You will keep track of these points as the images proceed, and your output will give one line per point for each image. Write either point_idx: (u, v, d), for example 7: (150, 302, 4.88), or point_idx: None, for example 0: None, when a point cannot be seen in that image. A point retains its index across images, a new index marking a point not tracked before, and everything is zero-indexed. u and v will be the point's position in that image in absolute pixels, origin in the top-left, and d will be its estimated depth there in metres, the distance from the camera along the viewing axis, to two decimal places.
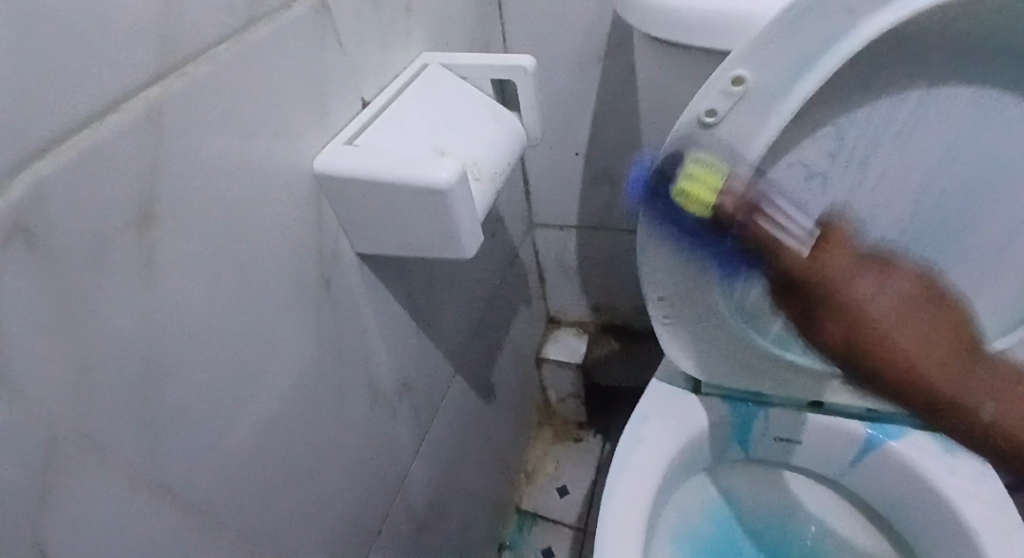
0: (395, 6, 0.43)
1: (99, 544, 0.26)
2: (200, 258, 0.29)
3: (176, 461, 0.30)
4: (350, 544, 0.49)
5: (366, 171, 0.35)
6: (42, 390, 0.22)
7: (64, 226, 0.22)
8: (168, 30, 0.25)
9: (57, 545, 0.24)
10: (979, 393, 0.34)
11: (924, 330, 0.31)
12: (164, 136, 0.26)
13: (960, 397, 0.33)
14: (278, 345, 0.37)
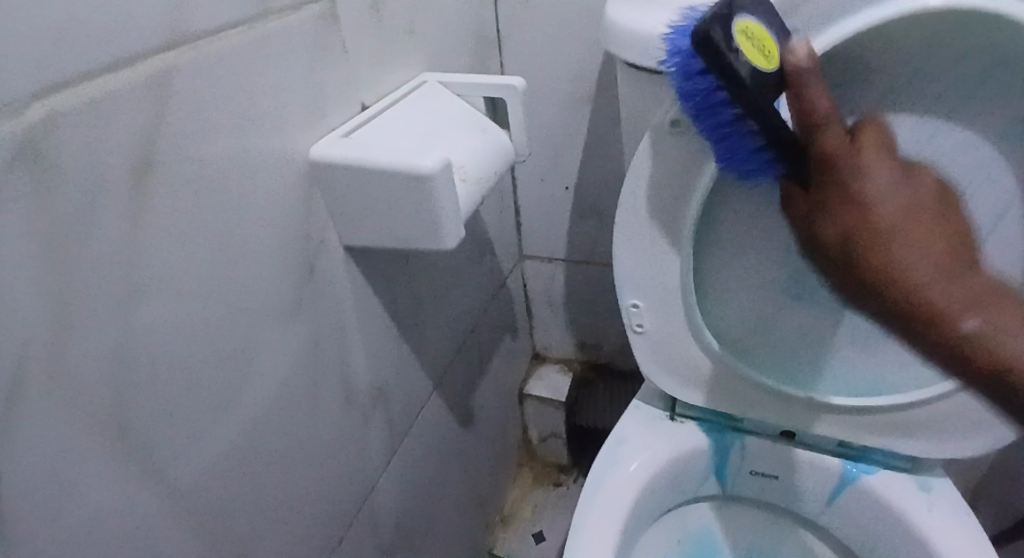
0: (399, 26, 0.46)
1: (56, 484, 0.26)
2: (190, 217, 0.31)
3: (146, 417, 0.30)
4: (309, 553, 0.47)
5: (354, 158, 0.37)
6: (25, 308, 0.23)
7: (68, 159, 0.24)
8: (186, 6, 0.29)
9: (14, 474, 0.23)
10: (968, 305, 0.29)
11: (926, 230, 0.29)
12: (169, 98, 0.28)
13: (955, 297, 0.29)
14: (258, 319, 0.37)
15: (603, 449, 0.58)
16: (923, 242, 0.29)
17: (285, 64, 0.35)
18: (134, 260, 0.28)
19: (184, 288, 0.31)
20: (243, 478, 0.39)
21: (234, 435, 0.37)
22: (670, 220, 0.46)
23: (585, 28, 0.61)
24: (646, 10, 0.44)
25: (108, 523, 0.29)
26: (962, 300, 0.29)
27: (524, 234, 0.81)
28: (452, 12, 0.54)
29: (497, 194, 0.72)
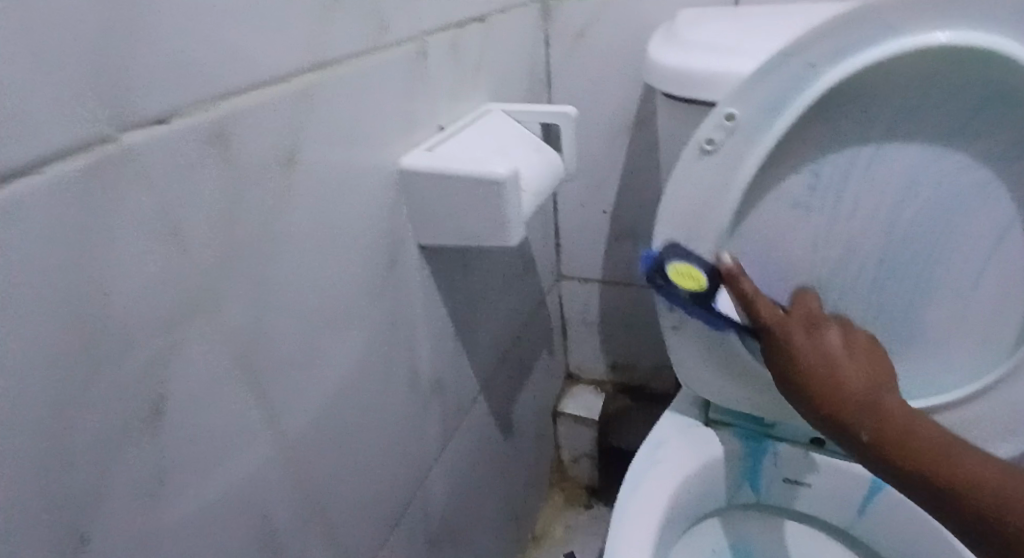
0: (474, 63, 0.55)
1: (196, 400, 0.31)
2: (314, 203, 0.37)
3: (266, 362, 0.36)
4: (373, 527, 0.51)
5: (436, 166, 0.44)
6: (199, 252, 0.30)
7: (241, 144, 0.31)
8: (330, 38, 0.37)
9: (170, 381, 0.30)
10: (866, 421, 0.43)
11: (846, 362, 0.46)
12: (310, 106, 0.36)
13: (856, 410, 0.44)
14: (351, 298, 0.43)
15: (642, 450, 0.61)
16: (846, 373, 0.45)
17: (389, 88, 0.43)
18: (274, 230, 0.35)
19: (303, 260, 0.37)
20: (328, 443, 0.43)
21: (327, 398, 0.42)
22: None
23: (628, 70, 0.68)
24: (686, 51, 0.51)
25: (227, 448, 0.34)
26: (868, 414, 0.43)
27: (563, 256, 0.87)
28: (513, 54, 0.62)
29: (542, 216, 0.79)
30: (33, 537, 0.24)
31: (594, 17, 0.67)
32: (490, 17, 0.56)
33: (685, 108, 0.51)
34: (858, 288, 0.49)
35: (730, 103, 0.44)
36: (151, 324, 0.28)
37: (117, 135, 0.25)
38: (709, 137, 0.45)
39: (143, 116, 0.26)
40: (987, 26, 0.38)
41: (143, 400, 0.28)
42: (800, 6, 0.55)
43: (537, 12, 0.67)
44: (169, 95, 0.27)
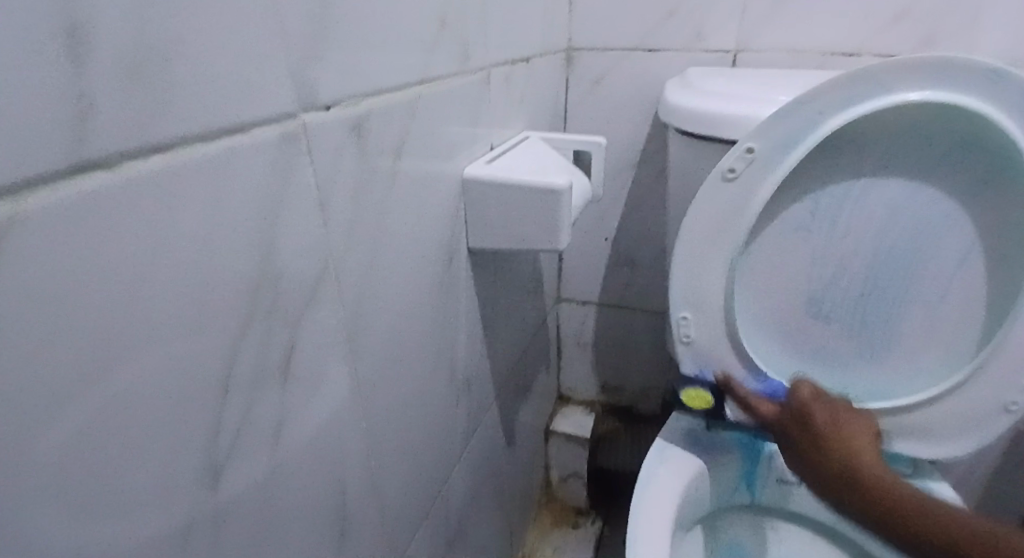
0: (517, 95, 0.62)
1: (315, 353, 0.35)
2: (407, 195, 0.43)
3: (362, 331, 0.40)
4: (408, 514, 0.52)
5: (498, 176, 0.51)
6: (334, 221, 0.34)
7: (370, 136, 0.37)
8: (429, 58, 0.43)
9: (301, 329, 0.33)
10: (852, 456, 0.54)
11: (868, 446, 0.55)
12: (413, 113, 0.42)
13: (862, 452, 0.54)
14: (419, 289, 0.47)
15: (651, 453, 0.66)
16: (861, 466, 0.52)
17: (461, 106, 0.49)
18: (378, 215, 0.39)
19: (392, 246, 0.42)
20: (388, 420, 0.46)
21: (395, 376, 0.46)
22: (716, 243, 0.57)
23: (639, 114, 0.77)
24: (702, 98, 0.59)
25: (325, 403, 0.37)
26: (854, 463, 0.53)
27: (564, 279, 0.94)
28: (543, 91, 0.70)
29: None
30: (190, 451, 0.27)
31: (611, 67, 0.75)
32: (531, 58, 0.64)
33: (700, 144, 0.60)
34: (845, 301, 0.58)
35: (751, 138, 0.52)
36: (299, 276, 0.32)
37: (297, 116, 0.30)
38: (731, 166, 0.53)
39: (314, 103, 0.31)
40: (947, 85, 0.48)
41: (282, 341, 0.32)
42: (790, 71, 0.66)
43: (562, 58, 0.75)
44: (331, 91, 0.33)
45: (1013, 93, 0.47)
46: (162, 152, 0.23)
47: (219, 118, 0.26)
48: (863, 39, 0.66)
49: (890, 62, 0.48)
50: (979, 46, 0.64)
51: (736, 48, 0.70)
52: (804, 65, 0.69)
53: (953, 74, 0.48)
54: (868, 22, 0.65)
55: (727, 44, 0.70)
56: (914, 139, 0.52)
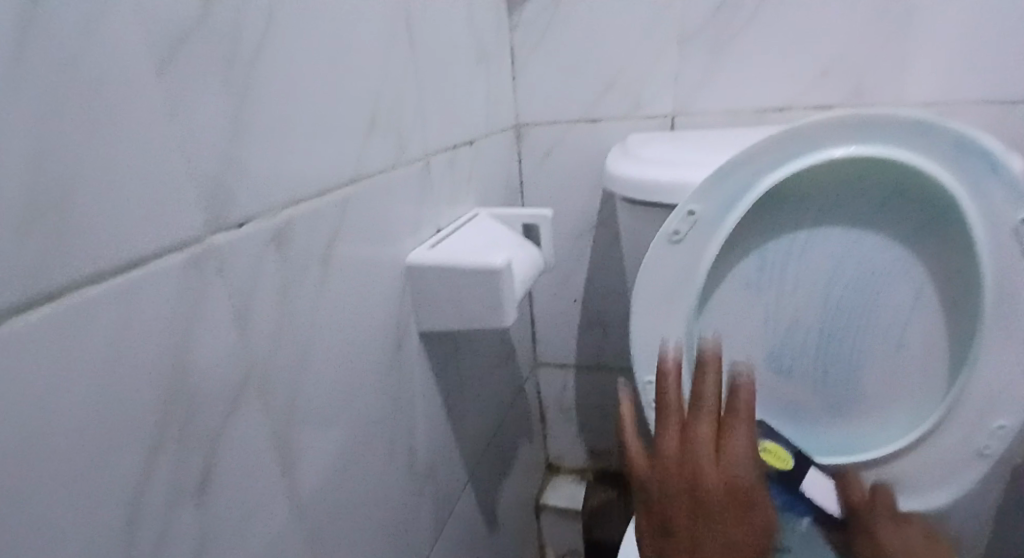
0: (463, 175, 0.63)
1: (238, 471, 0.34)
2: (342, 292, 0.43)
3: (296, 434, 0.39)
4: None
5: (442, 260, 0.51)
6: (255, 332, 0.34)
7: (295, 242, 0.37)
8: (361, 157, 0.44)
9: (221, 448, 0.32)
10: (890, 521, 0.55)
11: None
12: (345, 213, 0.43)
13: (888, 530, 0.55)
14: (364, 383, 0.46)
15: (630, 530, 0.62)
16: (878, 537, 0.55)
17: (401, 195, 0.50)
18: (310, 315, 0.39)
19: (329, 343, 0.41)
20: (335, 528, 0.44)
21: (340, 480, 0.44)
22: (667, 297, 0.56)
23: (590, 180, 0.79)
24: (642, 165, 0.61)
25: (253, 519, 0.35)
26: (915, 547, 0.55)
27: (539, 344, 0.93)
28: (492, 169, 0.72)
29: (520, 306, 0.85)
30: None
31: (559, 138, 0.78)
32: (476, 139, 0.66)
33: (644, 210, 0.61)
34: (806, 355, 0.56)
35: (691, 201, 0.52)
36: (215, 393, 0.32)
37: (205, 235, 0.30)
38: (676, 228, 0.53)
39: (229, 220, 0.32)
40: (879, 133, 0.48)
41: (200, 461, 0.31)
42: (725, 131, 0.68)
43: (511, 133, 0.78)
44: (248, 205, 0.33)
45: (941, 142, 0.47)
46: (64, 294, 0.23)
47: (121, 248, 0.26)
48: (790, 96, 0.69)
49: (819, 121, 0.48)
50: (903, 93, 0.66)
51: (674, 112, 0.72)
52: (739, 126, 0.71)
53: (879, 126, 0.48)
54: (794, 80, 0.68)
55: (665, 110, 0.73)
56: (857, 184, 0.51)
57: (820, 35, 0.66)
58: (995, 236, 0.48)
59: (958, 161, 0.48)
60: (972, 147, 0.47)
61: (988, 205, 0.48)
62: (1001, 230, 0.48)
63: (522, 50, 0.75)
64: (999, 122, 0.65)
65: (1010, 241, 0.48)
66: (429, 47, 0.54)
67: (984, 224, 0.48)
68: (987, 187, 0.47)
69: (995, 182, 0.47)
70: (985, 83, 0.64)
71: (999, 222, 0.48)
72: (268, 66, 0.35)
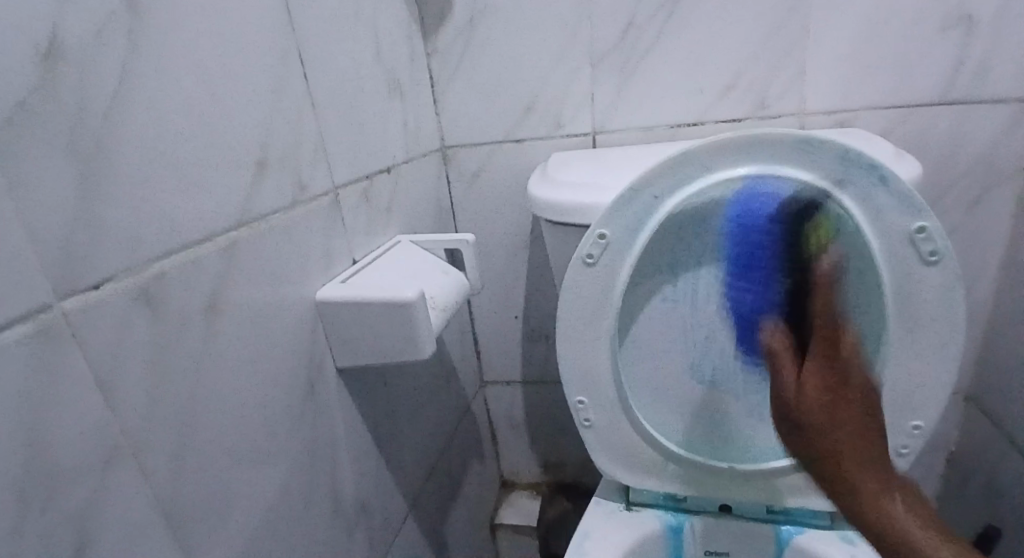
0: (382, 204, 0.62)
1: (118, 545, 0.32)
2: (237, 339, 0.41)
3: (191, 494, 0.37)
4: None
5: (351, 295, 0.50)
6: (128, 396, 0.33)
7: (173, 297, 0.36)
8: (251, 199, 0.43)
9: (95, 522, 0.30)
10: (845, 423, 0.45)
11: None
12: (235, 259, 0.41)
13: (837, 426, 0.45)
14: (273, 430, 0.45)
15: (571, 546, 0.62)
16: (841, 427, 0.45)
17: (306, 233, 0.49)
18: (198, 368, 0.38)
19: (226, 394, 0.40)
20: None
21: (250, 533, 0.42)
22: (589, 317, 0.58)
23: (519, 199, 0.79)
24: (559, 187, 0.62)
25: None
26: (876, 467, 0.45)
27: (483, 363, 0.92)
28: (417, 193, 0.71)
29: (459, 327, 0.84)
30: None
31: (486, 160, 0.78)
32: (394, 166, 0.65)
33: (564, 231, 0.62)
34: (725, 365, 0.59)
35: (600, 225, 0.55)
36: (84, 467, 0.30)
37: (58, 304, 0.29)
38: (589, 252, 0.56)
39: (82, 284, 0.30)
40: (771, 152, 0.51)
41: (69, 542, 0.29)
42: (643, 146, 0.69)
43: (437, 157, 0.77)
44: (108, 264, 0.32)
45: (830, 158, 0.50)
46: None
47: None
48: (704, 108, 0.71)
49: (714, 145, 0.51)
50: (810, 102, 0.69)
51: (594, 130, 0.74)
52: (657, 139, 0.73)
53: (776, 146, 0.50)
54: (704, 95, 0.70)
55: (585, 128, 0.74)
56: None
57: (727, 52, 0.68)
58: (889, 246, 0.51)
59: (850, 177, 0.50)
60: (858, 160, 0.49)
61: (881, 217, 0.50)
62: (894, 240, 0.51)
63: (441, 74, 0.75)
64: (900, 127, 0.68)
65: (905, 250, 0.51)
66: (330, 84, 0.53)
67: (879, 235, 0.51)
68: (879, 199, 0.50)
69: (884, 194, 0.50)
70: (883, 89, 0.67)
71: (892, 232, 0.51)
72: (131, 116, 0.33)
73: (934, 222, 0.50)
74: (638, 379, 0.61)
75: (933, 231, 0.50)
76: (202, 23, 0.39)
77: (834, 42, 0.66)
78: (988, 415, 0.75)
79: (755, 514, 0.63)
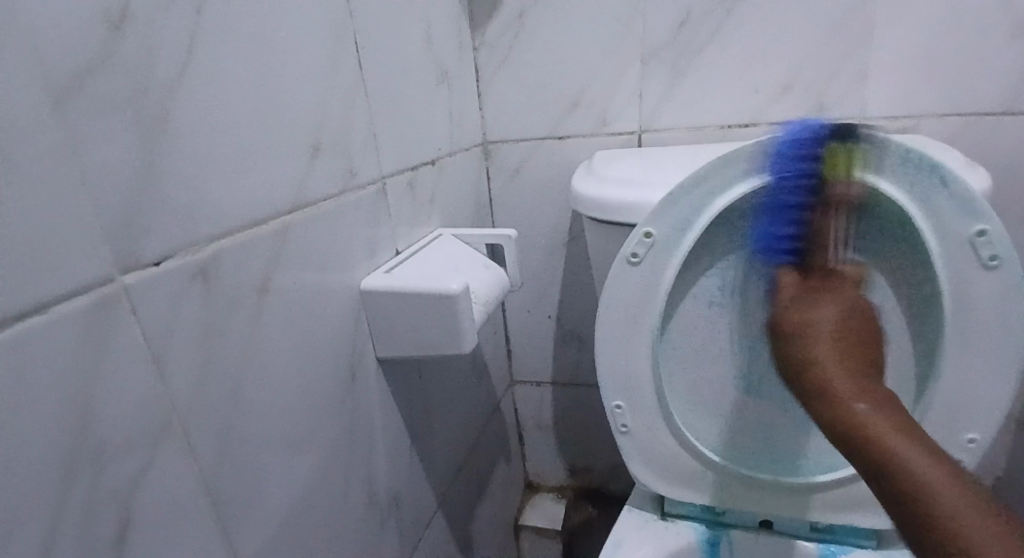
0: (425, 196, 0.62)
1: (162, 523, 0.32)
2: (284, 323, 0.41)
3: (232, 477, 0.37)
4: None
5: (395, 286, 0.50)
6: (177, 374, 0.32)
7: (225, 277, 0.36)
8: (303, 183, 0.43)
9: (140, 501, 0.30)
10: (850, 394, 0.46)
11: (966, 504, 0.38)
12: (286, 243, 0.41)
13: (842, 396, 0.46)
14: (313, 417, 0.44)
15: (603, 554, 0.61)
16: (821, 359, 0.49)
17: (353, 221, 0.49)
18: (246, 350, 0.37)
19: (270, 377, 0.40)
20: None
21: (287, 520, 0.42)
22: (631, 318, 0.57)
23: (559, 197, 0.78)
24: (605, 184, 0.60)
25: None
26: (865, 398, 0.46)
27: (515, 362, 0.91)
28: (459, 186, 0.70)
29: (493, 324, 0.83)
30: None
31: (528, 156, 0.77)
32: (438, 159, 0.64)
33: (610, 229, 0.60)
34: (769, 371, 0.57)
35: (646, 223, 0.53)
36: (132, 442, 0.29)
37: (117, 278, 0.29)
38: (633, 250, 0.54)
39: (140, 260, 0.30)
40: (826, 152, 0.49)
41: (115, 518, 0.29)
42: (691, 147, 0.68)
43: (479, 151, 0.77)
44: (165, 241, 0.31)
45: (889, 158, 0.48)
46: None
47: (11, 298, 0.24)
48: (755, 110, 0.69)
49: (768, 142, 0.49)
50: (868, 106, 0.66)
51: (640, 129, 0.72)
52: (705, 140, 0.71)
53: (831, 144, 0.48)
54: (756, 96, 0.68)
55: (631, 127, 0.72)
56: None
57: (782, 52, 0.66)
58: (949, 251, 0.48)
59: (909, 177, 0.48)
60: (918, 160, 0.47)
61: (941, 220, 0.48)
62: (954, 245, 0.48)
63: (487, 68, 0.75)
64: (964, 134, 0.65)
65: (964, 255, 0.48)
66: (382, 71, 0.53)
67: (939, 240, 0.48)
68: (940, 203, 0.48)
69: (946, 196, 0.47)
70: (948, 96, 0.64)
71: (951, 236, 0.48)
72: (193, 93, 0.33)
73: (996, 226, 0.47)
74: (678, 385, 0.59)
75: (995, 234, 0.47)
76: (263, 4, 0.39)
77: (897, 44, 0.63)
78: None
79: (795, 532, 0.61)
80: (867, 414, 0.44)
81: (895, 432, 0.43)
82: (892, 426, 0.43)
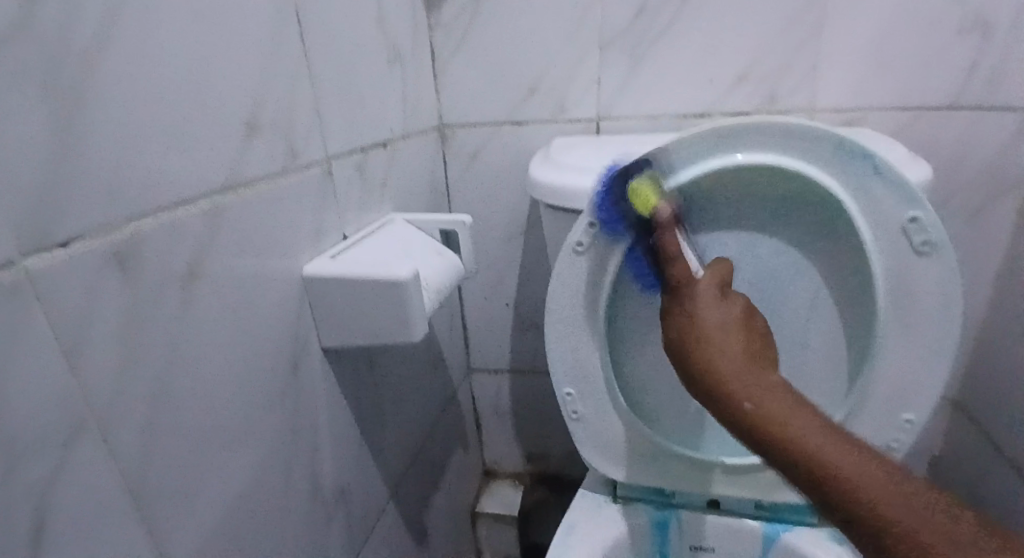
0: (376, 181, 0.60)
1: (80, 523, 0.29)
2: (217, 310, 0.39)
3: (161, 472, 0.35)
4: None
5: (341, 271, 0.48)
6: (95, 364, 0.30)
7: (148, 261, 0.33)
8: (238, 161, 0.40)
9: (55, 500, 0.28)
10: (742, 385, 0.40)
11: (882, 487, 0.35)
12: (220, 226, 0.39)
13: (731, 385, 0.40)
14: (250, 409, 0.43)
15: (555, 539, 0.61)
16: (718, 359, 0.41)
17: (296, 204, 0.47)
18: (174, 338, 0.35)
19: (203, 367, 0.38)
20: None
21: (223, 513, 0.40)
22: (584, 304, 0.56)
23: (517, 183, 0.77)
24: (560, 171, 0.60)
25: None
26: (771, 372, 0.41)
27: (472, 350, 0.91)
28: (413, 171, 0.69)
29: (449, 311, 0.82)
30: None
31: (486, 141, 0.75)
32: (390, 141, 0.62)
33: (564, 216, 0.60)
34: None
35: (592, 211, 0.53)
36: (45, 439, 0.27)
37: (22, 262, 0.26)
38: (579, 239, 0.54)
39: (49, 242, 0.28)
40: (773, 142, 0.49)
41: (25, 520, 0.27)
42: (647, 135, 0.68)
43: (435, 135, 0.75)
44: (78, 221, 0.29)
45: (828, 149, 0.49)
46: None
47: None
48: (711, 99, 0.69)
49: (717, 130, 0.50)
50: (820, 97, 0.67)
51: (598, 116, 0.72)
52: (661, 129, 0.71)
53: (774, 134, 0.49)
54: (711, 86, 0.68)
55: (588, 114, 0.72)
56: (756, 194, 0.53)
57: (738, 41, 0.66)
58: (887, 240, 0.50)
59: (850, 167, 0.49)
60: (857, 151, 0.48)
61: (880, 210, 0.49)
62: (889, 231, 0.49)
63: (443, 49, 0.72)
64: (908, 130, 0.67)
65: (900, 243, 0.49)
66: (329, 48, 0.51)
67: (875, 229, 0.49)
68: (879, 193, 0.49)
69: (884, 187, 0.48)
70: (893, 92, 0.66)
71: (890, 225, 0.49)
72: (109, 59, 0.30)
73: (931, 215, 0.48)
74: (630, 372, 0.60)
75: (929, 224, 0.48)
76: None
77: (849, 38, 0.64)
78: (977, 425, 0.74)
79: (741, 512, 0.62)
80: (760, 408, 0.39)
81: (796, 410, 0.39)
82: (790, 406, 0.39)
